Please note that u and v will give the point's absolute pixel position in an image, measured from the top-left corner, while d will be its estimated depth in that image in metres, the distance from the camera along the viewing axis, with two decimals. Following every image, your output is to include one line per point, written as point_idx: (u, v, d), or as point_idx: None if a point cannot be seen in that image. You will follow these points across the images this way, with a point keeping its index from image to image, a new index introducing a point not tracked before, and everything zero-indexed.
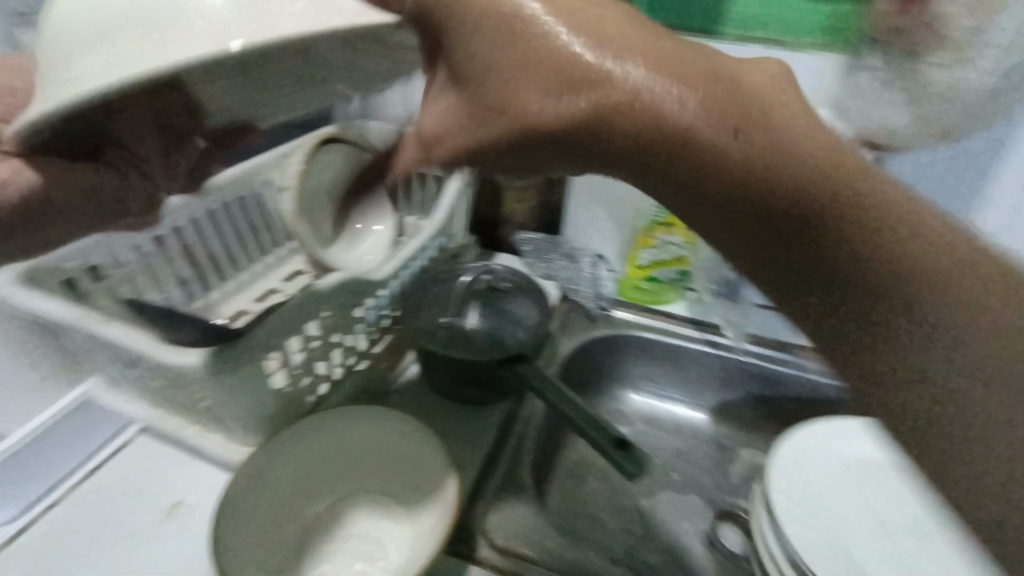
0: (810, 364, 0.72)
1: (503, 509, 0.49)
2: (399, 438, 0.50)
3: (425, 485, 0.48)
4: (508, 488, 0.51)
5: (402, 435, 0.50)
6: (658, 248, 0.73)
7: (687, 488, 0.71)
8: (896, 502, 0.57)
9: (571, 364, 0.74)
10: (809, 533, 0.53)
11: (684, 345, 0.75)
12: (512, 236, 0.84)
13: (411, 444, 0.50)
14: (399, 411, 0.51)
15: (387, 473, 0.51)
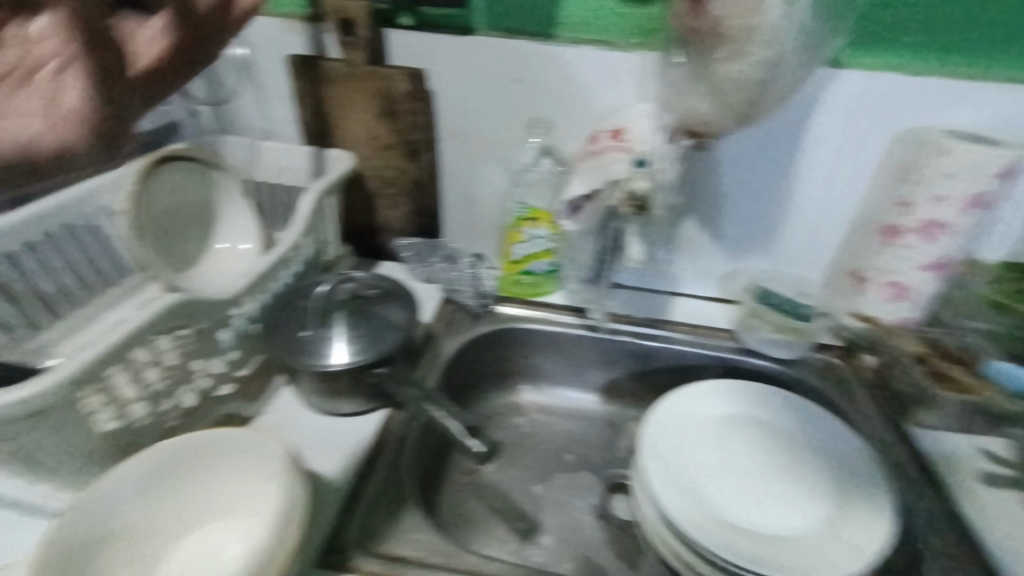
0: (676, 336, 0.77)
1: (391, 527, 0.48)
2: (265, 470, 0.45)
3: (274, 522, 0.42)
4: (375, 507, 0.50)
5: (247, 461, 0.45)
6: (527, 242, 0.76)
7: (578, 467, 0.74)
8: (753, 449, 0.63)
9: (457, 364, 0.75)
10: (674, 491, 0.57)
11: (562, 333, 0.78)
12: (388, 243, 0.83)
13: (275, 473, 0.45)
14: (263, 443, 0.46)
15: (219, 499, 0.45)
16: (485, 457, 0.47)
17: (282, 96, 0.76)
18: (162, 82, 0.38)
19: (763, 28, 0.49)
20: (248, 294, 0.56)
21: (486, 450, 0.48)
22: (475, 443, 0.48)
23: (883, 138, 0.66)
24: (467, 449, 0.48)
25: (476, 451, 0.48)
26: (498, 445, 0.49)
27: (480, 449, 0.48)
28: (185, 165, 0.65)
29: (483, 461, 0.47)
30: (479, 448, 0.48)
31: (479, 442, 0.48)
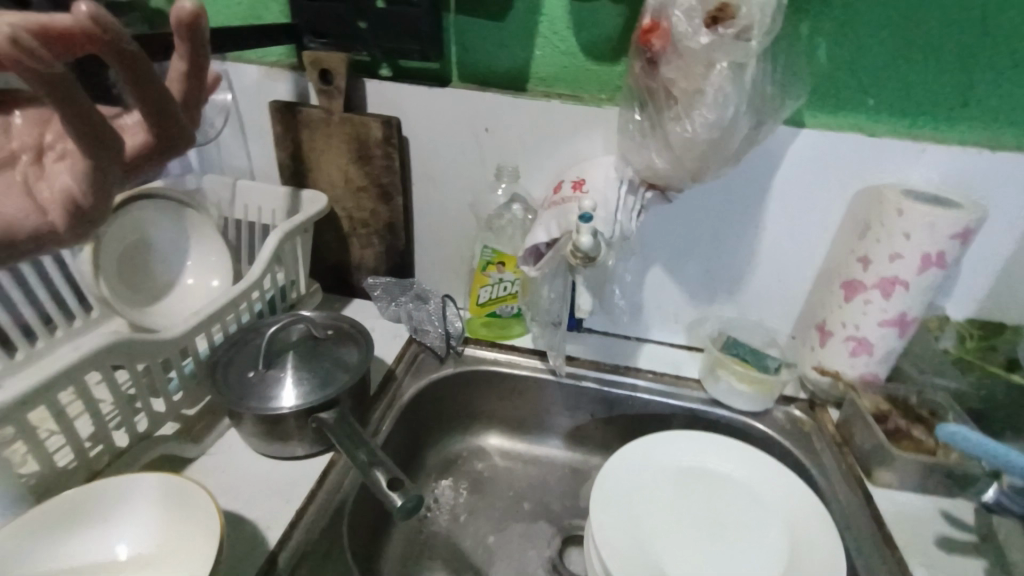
0: (639, 384, 0.77)
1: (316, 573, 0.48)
2: (181, 517, 0.44)
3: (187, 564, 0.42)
4: (305, 555, 0.50)
5: (170, 502, 0.45)
6: (493, 286, 0.77)
7: (535, 517, 0.73)
8: (706, 505, 0.62)
9: (417, 406, 0.74)
10: (617, 547, 0.56)
11: (525, 378, 0.78)
12: (361, 281, 0.84)
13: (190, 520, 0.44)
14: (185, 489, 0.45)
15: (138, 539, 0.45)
16: (405, 512, 0.46)
17: (262, 138, 0.78)
18: (141, 166, 0.43)
19: (710, 89, 0.49)
20: (201, 332, 0.57)
21: (409, 505, 0.46)
22: (396, 497, 0.46)
23: (843, 192, 0.67)
24: (389, 503, 0.46)
25: (397, 505, 0.46)
26: (422, 499, 0.47)
27: (402, 504, 0.46)
28: (160, 204, 0.68)
29: (402, 517, 0.45)
30: (400, 502, 0.46)
31: (402, 496, 0.47)
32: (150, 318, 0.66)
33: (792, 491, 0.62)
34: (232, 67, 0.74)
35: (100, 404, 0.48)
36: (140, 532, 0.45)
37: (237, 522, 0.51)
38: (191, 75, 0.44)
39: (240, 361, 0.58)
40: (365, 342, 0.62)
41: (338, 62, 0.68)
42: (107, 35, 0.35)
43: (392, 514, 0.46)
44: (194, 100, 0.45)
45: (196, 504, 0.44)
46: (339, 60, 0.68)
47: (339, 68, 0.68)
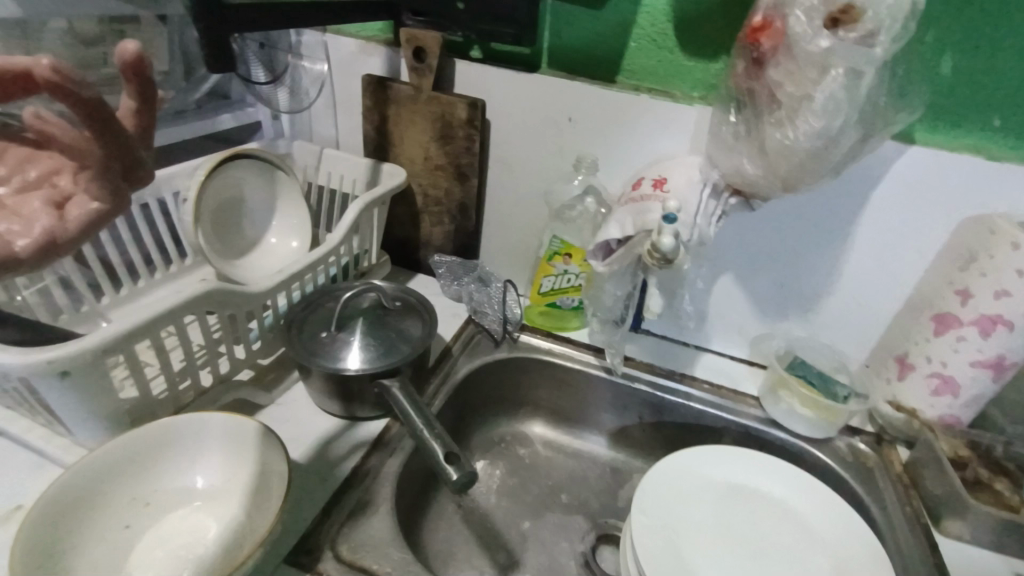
0: (694, 393, 0.75)
1: (364, 526, 0.51)
2: (255, 457, 0.48)
3: (262, 502, 0.46)
4: (357, 511, 0.52)
5: (245, 441, 0.49)
6: (557, 276, 0.76)
7: (572, 511, 0.73)
8: (752, 524, 0.60)
9: (469, 384, 0.76)
10: (656, 551, 0.55)
11: (577, 371, 0.78)
12: (428, 257, 0.86)
13: (263, 461, 0.47)
14: (260, 432, 0.48)
15: (214, 471, 0.49)
16: (459, 486, 0.47)
17: (351, 110, 0.81)
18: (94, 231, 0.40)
19: (822, 96, 0.46)
20: (282, 289, 0.60)
21: (461, 480, 0.47)
22: (452, 470, 0.47)
23: (947, 219, 0.62)
24: (443, 475, 0.47)
25: (451, 477, 0.47)
26: (476, 475, 0.47)
27: (455, 478, 0.47)
28: (255, 164, 0.72)
29: (455, 490, 0.46)
30: (455, 475, 0.47)
31: (456, 471, 0.48)
32: (234, 270, 0.70)
33: (848, 525, 0.59)
34: (331, 39, 0.77)
35: (191, 346, 0.52)
36: (214, 464, 0.49)
37: (298, 470, 0.54)
38: (143, 109, 0.38)
39: (313, 321, 0.61)
40: (429, 316, 0.64)
41: (434, 41, 0.69)
42: (68, 82, 0.33)
43: (446, 486, 0.47)
44: (150, 134, 0.39)
45: (271, 448, 0.47)
46: (435, 39, 0.69)
47: (433, 48, 0.70)
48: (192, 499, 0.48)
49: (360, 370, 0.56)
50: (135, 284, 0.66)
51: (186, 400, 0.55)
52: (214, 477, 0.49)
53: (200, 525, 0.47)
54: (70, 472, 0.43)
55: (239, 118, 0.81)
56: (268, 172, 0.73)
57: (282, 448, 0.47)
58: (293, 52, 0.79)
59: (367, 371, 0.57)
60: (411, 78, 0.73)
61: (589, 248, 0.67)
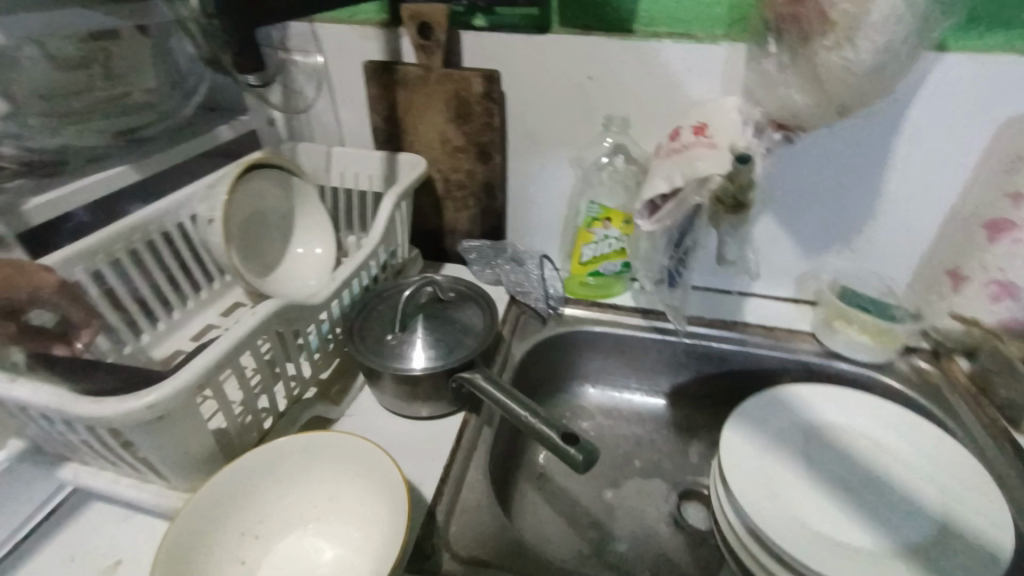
0: (751, 338, 0.75)
1: (474, 519, 0.50)
2: (358, 473, 0.46)
3: (380, 516, 0.44)
4: (464, 508, 0.51)
5: (342, 461, 0.46)
6: (598, 243, 0.74)
7: (650, 474, 0.73)
8: (839, 459, 0.60)
9: (526, 366, 0.74)
10: (760, 503, 0.55)
11: (632, 336, 0.77)
12: (455, 245, 0.84)
13: (370, 477, 0.45)
14: (359, 448, 0.46)
15: (316, 493, 0.47)
16: (583, 465, 0.45)
17: (354, 102, 0.77)
18: None
19: (882, 10, 0.45)
20: (335, 298, 0.58)
21: (585, 457, 0.45)
22: (575, 450, 0.46)
23: (986, 125, 0.62)
24: (566, 456, 0.46)
25: (575, 458, 0.46)
26: (597, 451, 0.46)
27: (579, 457, 0.45)
28: (271, 172, 0.68)
29: (583, 469, 0.45)
30: (578, 455, 0.46)
31: (577, 450, 0.46)
32: (270, 287, 0.67)
33: (931, 444, 0.60)
34: (323, 29, 0.72)
35: (263, 373, 0.50)
36: (316, 483, 0.47)
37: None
38: None
39: (371, 326, 0.59)
40: (487, 302, 0.62)
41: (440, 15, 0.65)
42: None
43: (572, 466, 0.46)
44: None
45: (376, 463, 0.45)
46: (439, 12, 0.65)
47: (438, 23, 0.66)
48: (304, 523, 0.46)
49: (435, 368, 0.54)
50: (171, 317, 0.62)
51: (265, 426, 0.53)
52: (319, 498, 0.47)
53: (310, 551, 0.45)
54: (172, 524, 0.40)
55: (238, 128, 0.75)
56: (284, 178, 0.70)
57: (390, 460, 0.44)
58: (283, 46, 0.74)
59: (441, 368, 0.54)
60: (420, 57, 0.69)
61: (634, 207, 0.65)
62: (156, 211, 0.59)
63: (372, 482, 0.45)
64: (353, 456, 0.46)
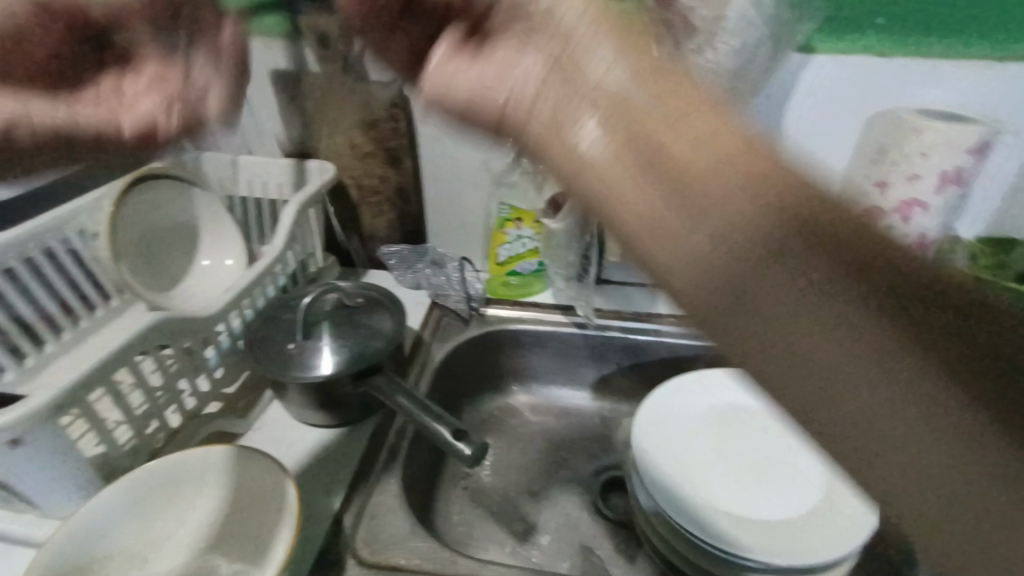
0: (664, 328, 0.78)
1: (381, 525, 0.49)
2: (254, 488, 0.45)
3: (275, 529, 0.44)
4: (371, 514, 0.50)
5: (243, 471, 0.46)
6: (512, 243, 0.77)
7: (576, 465, 0.75)
8: (743, 437, 0.64)
9: (448, 368, 0.75)
10: (665, 483, 0.58)
11: (552, 332, 0.79)
12: (375, 251, 0.84)
13: (268, 491, 0.45)
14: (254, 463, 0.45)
15: (212, 510, 0.46)
16: (473, 460, 0.47)
17: (258, 110, 0.76)
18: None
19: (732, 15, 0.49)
20: (233, 309, 0.56)
21: (474, 453, 0.48)
22: (464, 446, 0.48)
23: (857, 120, 0.67)
24: (456, 452, 0.48)
25: (464, 454, 0.48)
26: (487, 446, 0.49)
27: (468, 452, 0.47)
28: (168, 184, 0.66)
29: (472, 465, 0.47)
30: (467, 450, 0.48)
31: (467, 445, 0.48)
32: (171, 301, 0.65)
33: None
34: None
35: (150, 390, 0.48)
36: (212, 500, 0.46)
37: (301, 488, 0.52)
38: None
39: (270, 335, 0.57)
40: (392, 306, 0.62)
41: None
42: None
43: (461, 463, 0.47)
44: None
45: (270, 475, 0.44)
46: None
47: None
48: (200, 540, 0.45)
49: (332, 373, 0.54)
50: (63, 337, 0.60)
51: (159, 445, 0.51)
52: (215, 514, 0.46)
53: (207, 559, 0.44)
54: (46, 550, 0.39)
55: None
56: (184, 189, 0.68)
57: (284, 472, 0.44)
58: None
59: (339, 373, 0.54)
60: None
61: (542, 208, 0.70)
62: (35, 228, 0.57)
63: (268, 496, 0.44)
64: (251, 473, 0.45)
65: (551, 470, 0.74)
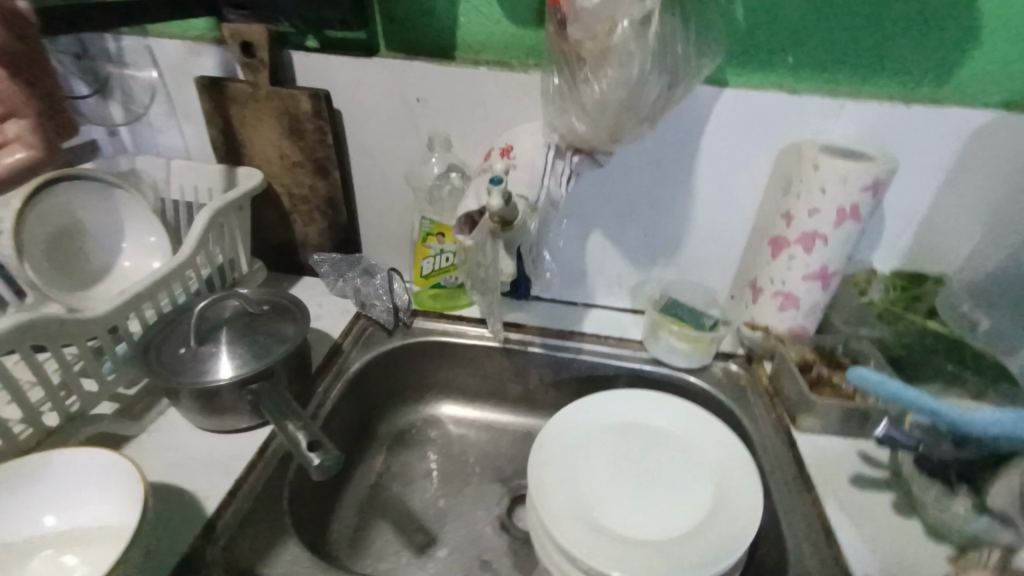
0: (584, 346, 0.79)
1: (248, 532, 0.50)
2: (111, 493, 0.45)
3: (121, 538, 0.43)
4: (245, 520, 0.51)
5: (82, 477, 0.46)
6: (435, 257, 0.78)
7: (487, 479, 0.75)
8: (640, 457, 0.65)
9: (365, 378, 0.75)
10: (552, 500, 0.58)
11: (474, 346, 0.79)
12: (308, 258, 0.85)
13: (122, 499, 0.44)
14: (115, 470, 0.45)
15: (71, 513, 0.46)
16: (322, 472, 0.47)
17: (193, 117, 0.77)
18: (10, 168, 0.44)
19: (618, 48, 0.52)
20: (131, 311, 0.57)
21: (327, 464, 0.48)
22: (314, 457, 0.48)
23: (769, 151, 0.69)
24: (306, 462, 0.48)
25: (316, 465, 0.47)
26: (341, 458, 0.48)
27: (320, 463, 0.47)
28: (90, 184, 0.67)
29: (321, 476, 0.47)
30: (318, 461, 0.48)
31: (321, 456, 0.48)
32: (82, 299, 0.66)
33: (722, 439, 0.64)
34: (154, 43, 0.73)
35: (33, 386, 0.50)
36: (74, 501, 0.46)
37: (177, 492, 0.52)
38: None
39: (167, 342, 0.58)
40: (293, 314, 0.63)
41: (29, 152, 0.45)
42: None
43: (311, 474, 0.47)
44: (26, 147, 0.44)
45: (125, 484, 0.44)
46: (4, 171, 0.44)
47: (10, 157, 0.44)
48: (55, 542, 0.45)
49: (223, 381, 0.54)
50: None
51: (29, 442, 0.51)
52: (71, 517, 0.46)
53: (62, 569, 0.44)
54: None
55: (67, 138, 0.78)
56: (111, 190, 0.69)
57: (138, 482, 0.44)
58: (116, 62, 0.75)
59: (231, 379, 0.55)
60: (25, 151, 0.45)
61: (454, 222, 0.68)
62: None
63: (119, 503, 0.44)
64: (109, 480, 0.45)
65: (462, 483, 0.74)
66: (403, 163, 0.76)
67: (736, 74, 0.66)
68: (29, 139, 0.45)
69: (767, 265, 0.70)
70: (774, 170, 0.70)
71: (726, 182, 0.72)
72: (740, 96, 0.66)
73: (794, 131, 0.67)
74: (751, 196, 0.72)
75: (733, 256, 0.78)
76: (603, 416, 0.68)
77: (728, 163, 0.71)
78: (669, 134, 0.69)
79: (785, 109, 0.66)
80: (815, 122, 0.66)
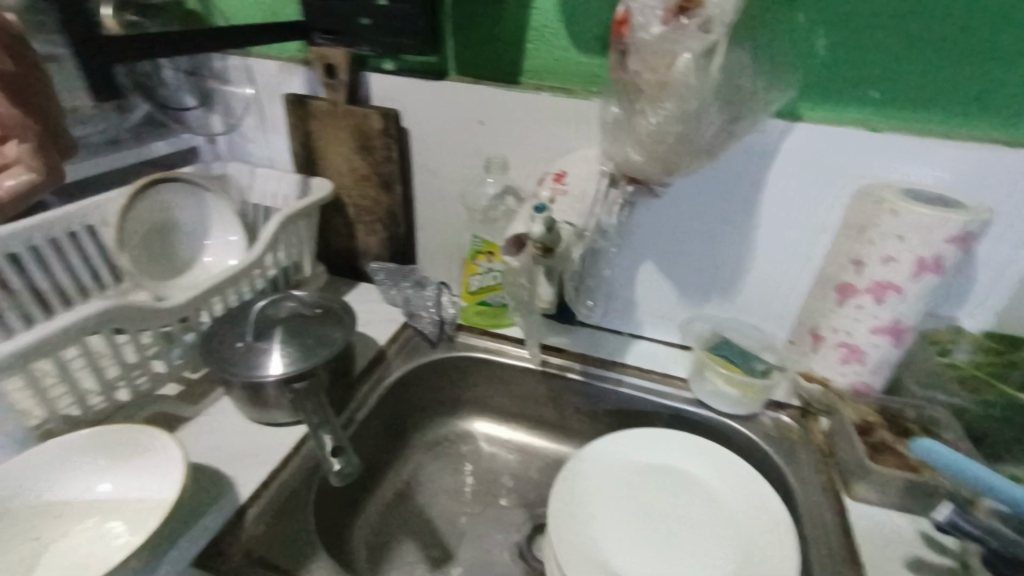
0: (625, 378, 0.77)
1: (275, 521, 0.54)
2: (160, 470, 0.50)
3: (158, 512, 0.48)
4: (275, 510, 0.54)
5: (139, 452, 0.51)
6: (483, 275, 0.81)
7: (512, 503, 0.74)
8: (667, 502, 0.62)
9: (404, 386, 0.77)
10: (570, 535, 0.57)
11: (513, 366, 0.80)
12: (366, 266, 0.89)
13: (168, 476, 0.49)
14: (167, 451, 0.50)
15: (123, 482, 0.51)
16: (341, 477, 0.51)
17: (278, 129, 0.85)
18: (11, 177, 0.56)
19: (677, 82, 0.50)
20: (201, 303, 0.63)
21: (346, 471, 0.51)
22: (335, 462, 0.51)
23: (843, 191, 0.64)
24: (327, 466, 0.51)
25: (337, 470, 0.51)
26: (358, 467, 0.52)
27: (339, 470, 0.51)
28: (184, 188, 0.75)
29: (339, 481, 0.51)
30: (339, 467, 0.51)
31: (341, 462, 0.52)
32: (165, 287, 0.73)
33: (760, 498, 0.60)
34: (253, 62, 0.81)
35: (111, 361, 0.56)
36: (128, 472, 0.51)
37: (218, 475, 0.56)
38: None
39: (227, 333, 0.63)
40: (342, 320, 0.66)
41: (29, 174, 0.56)
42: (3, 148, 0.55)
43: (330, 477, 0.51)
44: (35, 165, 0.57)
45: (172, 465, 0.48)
46: (14, 189, 0.56)
47: (13, 178, 0.56)
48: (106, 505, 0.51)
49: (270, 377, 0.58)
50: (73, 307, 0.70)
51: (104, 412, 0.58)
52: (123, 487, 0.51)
53: (108, 533, 0.49)
54: None
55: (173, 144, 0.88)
56: (201, 194, 0.77)
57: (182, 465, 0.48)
58: (220, 78, 0.83)
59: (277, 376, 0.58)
60: (27, 173, 0.56)
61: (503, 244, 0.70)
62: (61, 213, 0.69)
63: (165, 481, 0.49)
64: (161, 458, 0.50)
65: (486, 503, 0.74)
66: (460, 181, 0.78)
67: (810, 109, 0.62)
68: (34, 166, 0.57)
69: (832, 313, 0.65)
70: (847, 213, 0.65)
71: (792, 221, 0.68)
72: (813, 131, 0.63)
73: (872, 172, 0.62)
74: (819, 238, 0.68)
75: (795, 300, 0.73)
76: (634, 455, 0.66)
77: (795, 202, 0.67)
78: (732, 167, 0.67)
79: (863, 148, 0.62)
80: (897, 163, 0.61)
